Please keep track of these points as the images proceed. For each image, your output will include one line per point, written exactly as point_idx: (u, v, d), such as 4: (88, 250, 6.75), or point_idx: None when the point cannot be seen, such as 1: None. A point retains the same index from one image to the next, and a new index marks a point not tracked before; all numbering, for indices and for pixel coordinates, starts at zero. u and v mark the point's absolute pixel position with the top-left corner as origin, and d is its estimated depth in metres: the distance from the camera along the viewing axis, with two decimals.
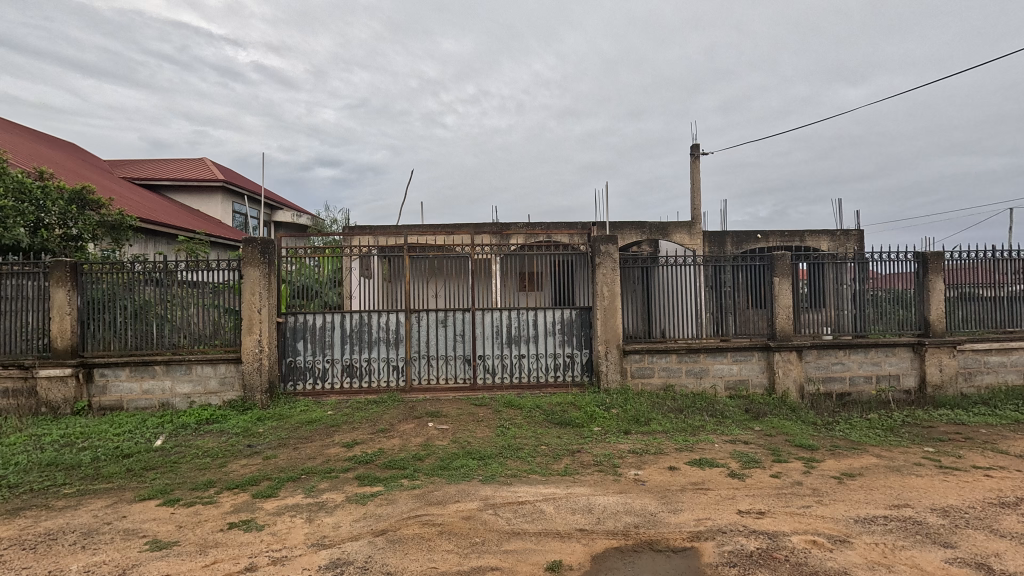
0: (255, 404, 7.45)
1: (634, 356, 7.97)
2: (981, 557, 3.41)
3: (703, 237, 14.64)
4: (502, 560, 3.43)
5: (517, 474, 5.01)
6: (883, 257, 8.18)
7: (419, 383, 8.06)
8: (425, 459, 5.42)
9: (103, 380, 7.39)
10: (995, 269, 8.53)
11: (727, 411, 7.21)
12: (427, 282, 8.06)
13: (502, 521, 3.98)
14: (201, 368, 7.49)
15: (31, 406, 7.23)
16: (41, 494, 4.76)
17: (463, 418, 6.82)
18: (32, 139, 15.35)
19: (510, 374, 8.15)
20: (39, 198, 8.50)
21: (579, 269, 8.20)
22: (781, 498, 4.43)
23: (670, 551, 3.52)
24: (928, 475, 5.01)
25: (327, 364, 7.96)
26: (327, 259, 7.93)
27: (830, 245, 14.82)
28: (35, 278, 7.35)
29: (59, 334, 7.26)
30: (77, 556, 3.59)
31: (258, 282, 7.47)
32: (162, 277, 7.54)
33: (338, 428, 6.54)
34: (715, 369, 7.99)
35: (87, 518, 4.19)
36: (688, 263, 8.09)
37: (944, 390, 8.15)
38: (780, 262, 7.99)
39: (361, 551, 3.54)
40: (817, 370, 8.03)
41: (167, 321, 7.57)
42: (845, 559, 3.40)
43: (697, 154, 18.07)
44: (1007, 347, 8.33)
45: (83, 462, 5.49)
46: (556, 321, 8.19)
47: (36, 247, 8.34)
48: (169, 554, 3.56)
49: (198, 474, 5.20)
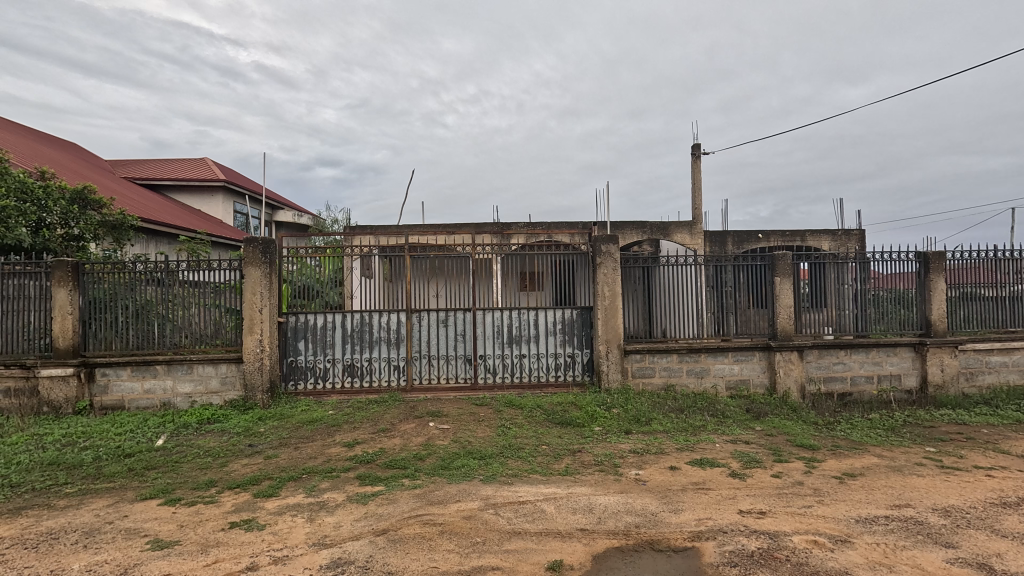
0: (256, 403, 7.45)
1: (635, 356, 7.97)
2: (982, 557, 3.41)
3: (703, 237, 14.64)
4: (503, 559, 3.43)
5: (517, 474, 5.01)
6: (884, 257, 8.17)
7: (420, 383, 8.06)
8: (425, 459, 5.42)
9: (104, 380, 7.40)
10: (996, 269, 8.52)
11: (728, 411, 7.20)
12: (428, 282, 8.06)
13: (503, 521, 3.98)
14: (202, 368, 7.50)
15: (33, 406, 7.24)
16: (42, 494, 4.76)
17: (464, 418, 6.82)
18: (33, 139, 15.38)
19: (511, 374, 8.15)
20: (40, 198, 8.52)
21: (579, 269, 8.20)
22: (782, 498, 4.43)
23: (671, 551, 3.52)
24: (930, 475, 5.01)
25: (328, 364, 7.97)
26: (328, 259, 7.94)
27: (830, 245, 14.81)
28: (37, 278, 7.37)
29: (61, 334, 7.27)
30: (78, 555, 3.59)
31: (259, 282, 7.47)
32: (164, 277, 7.55)
33: (339, 428, 6.55)
34: (716, 369, 7.98)
35: (88, 518, 4.20)
36: (689, 263, 8.09)
37: (945, 390, 8.13)
38: (781, 261, 7.98)
39: (362, 551, 3.54)
40: (818, 370, 8.02)
41: (169, 321, 7.58)
42: (846, 559, 3.39)
43: (697, 155, 18.08)
44: (1009, 347, 8.31)
45: (85, 461, 5.50)
46: (557, 321, 8.19)
47: (37, 247, 8.35)
48: (170, 554, 3.57)
49: (200, 474, 5.20)
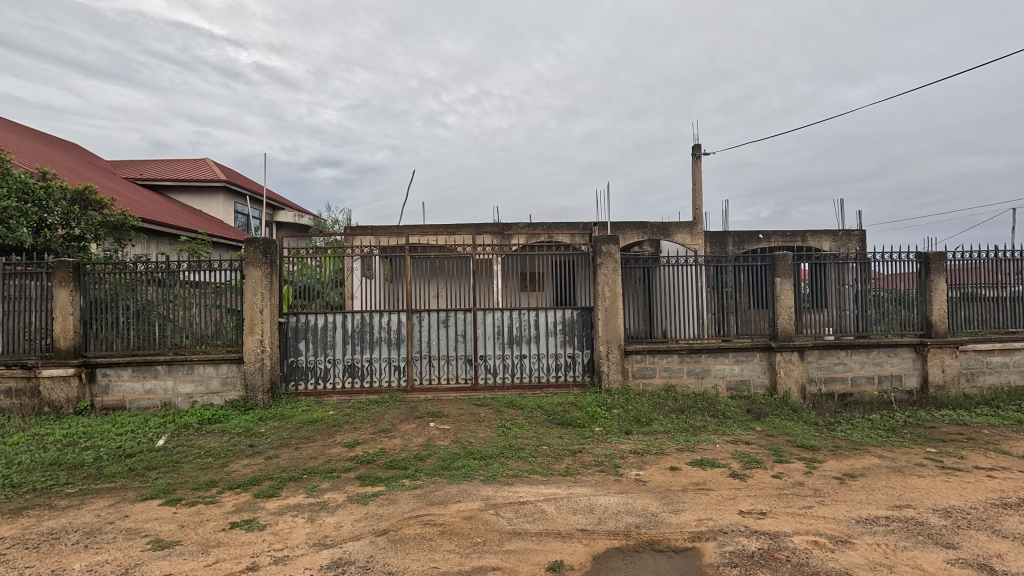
0: (257, 404, 7.46)
1: (635, 356, 7.97)
2: (983, 558, 3.41)
3: (704, 238, 14.64)
4: (503, 559, 3.43)
5: (518, 474, 5.01)
6: (885, 257, 8.16)
7: (421, 383, 8.06)
8: (426, 459, 5.43)
9: (105, 380, 7.41)
10: (997, 269, 8.51)
11: (728, 412, 7.21)
12: (428, 282, 8.06)
13: (504, 521, 3.98)
14: (203, 368, 7.51)
15: (34, 406, 7.25)
16: (43, 493, 4.77)
17: (464, 418, 6.83)
18: (36, 140, 15.44)
19: (512, 374, 8.15)
20: (42, 198, 8.53)
21: (580, 269, 8.20)
22: (782, 498, 4.43)
23: (671, 551, 3.52)
24: (930, 476, 5.00)
25: (329, 364, 7.97)
26: (329, 259, 7.94)
27: (831, 245, 14.81)
28: (38, 278, 7.37)
29: (62, 334, 7.28)
30: (79, 555, 3.60)
31: (260, 282, 7.48)
32: (164, 277, 7.56)
33: (340, 428, 6.55)
34: (716, 369, 7.98)
35: (89, 518, 4.20)
36: (689, 263, 8.10)
37: (946, 390, 8.13)
38: (782, 262, 7.98)
39: (363, 551, 3.54)
40: (818, 370, 8.02)
41: (170, 321, 7.59)
42: (847, 560, 3.39)
43: (697, 155, 18.08)
44: (1010, 347, 8.31)
45: (86, 461, 5.51)
46: (558, 321, 8.19)
47: (38, 247, 8.36)
48: (171, 554, 3.57)
49: (200, 474, 5.20)
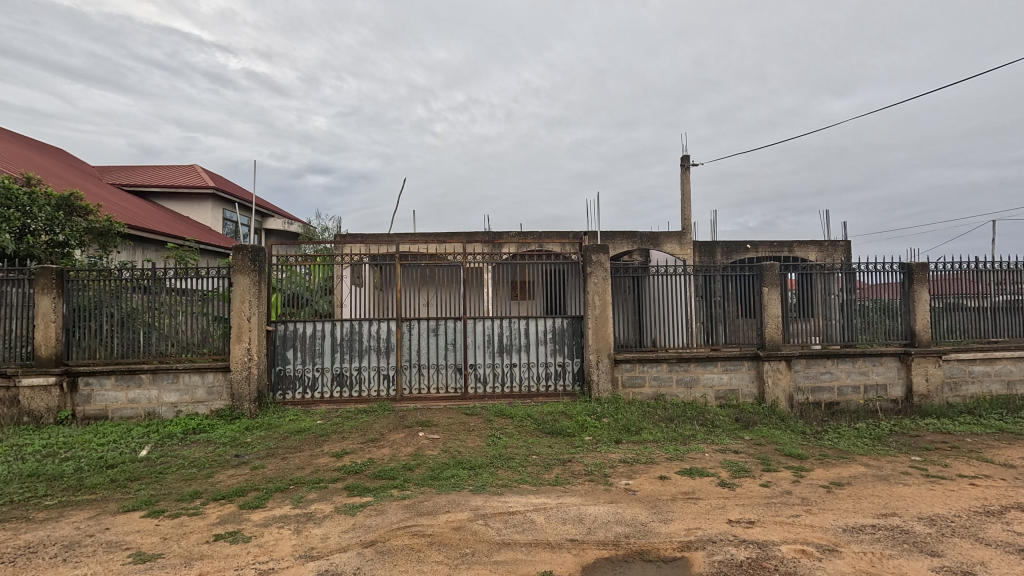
0: (243, 413, 7.37)
1: (626, 365, 7.99)
2: (966, 565, 3.44)
3: (692, 248, 14.83)
4: (492, 570, 3.41)
5: (508, 484, 4.98)
6: (868, 267, 8.29)
7: (410, 392, 8.01)
8: (415, 469, 5.38)
9: (87, 389, 7.28)
10: (978, 279, 8.70)
11: (716, 420, 7.25)
12: (418, 291, 8.08)
13: (493, 531, 3.96)
14: (188, 377, 7.41)
15: (13, 415, 7.08)
16: (21, 506, 4.65)
17: (454, 428, 6.79)
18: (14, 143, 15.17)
19: (501, 384, 8.13)
20: (25, 204, 8.39)
21: (570, 278, 8.26)
22: (771, 507, 4.45)
23: (660, 561, 3.51)
24: (916, 484, 5.06)
25: (317, 373, 7.90)
26: (318, 267, 7.86)
27: (818, 255, 15.01)
28: (21, 285, 7.25)
29: (44, 342, 7.15)
30: (57, 569, 3.52)
31: (247, 290, 7.42)
32: (150, 284, 7.43)
33: (328, 438, 6.49)
34: (705, 378, 8.03)
35: (68, 531, 4.11)
36: (677, 273, 8.18)
37: (930, 399, 8.23)
38: (769, 271, 8.07)
39: (350, 563, 3.49)
40: (806, 379, 8.10)
41: (155, 329, 7.49)
42: (834, 568, 3.41)
43: (686, 166, 18.21)
44: (991, 357, 8.45)
45: (66, 473, 5.40)
46: (547, 331, 8.20)
47: (20, 254, 8.21)
48: (153, 567, 3.50)
49: (184, 485, 5.12)
